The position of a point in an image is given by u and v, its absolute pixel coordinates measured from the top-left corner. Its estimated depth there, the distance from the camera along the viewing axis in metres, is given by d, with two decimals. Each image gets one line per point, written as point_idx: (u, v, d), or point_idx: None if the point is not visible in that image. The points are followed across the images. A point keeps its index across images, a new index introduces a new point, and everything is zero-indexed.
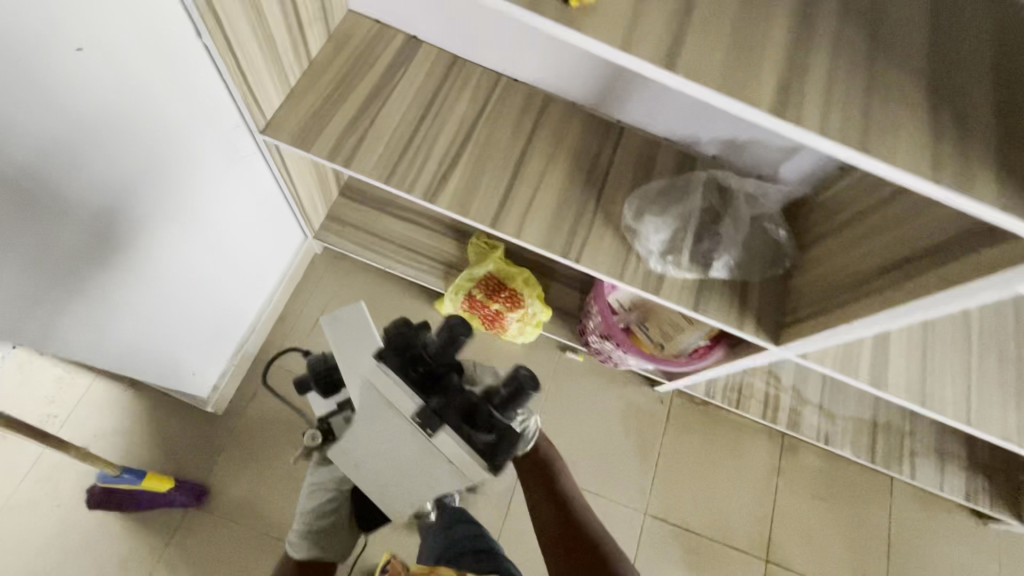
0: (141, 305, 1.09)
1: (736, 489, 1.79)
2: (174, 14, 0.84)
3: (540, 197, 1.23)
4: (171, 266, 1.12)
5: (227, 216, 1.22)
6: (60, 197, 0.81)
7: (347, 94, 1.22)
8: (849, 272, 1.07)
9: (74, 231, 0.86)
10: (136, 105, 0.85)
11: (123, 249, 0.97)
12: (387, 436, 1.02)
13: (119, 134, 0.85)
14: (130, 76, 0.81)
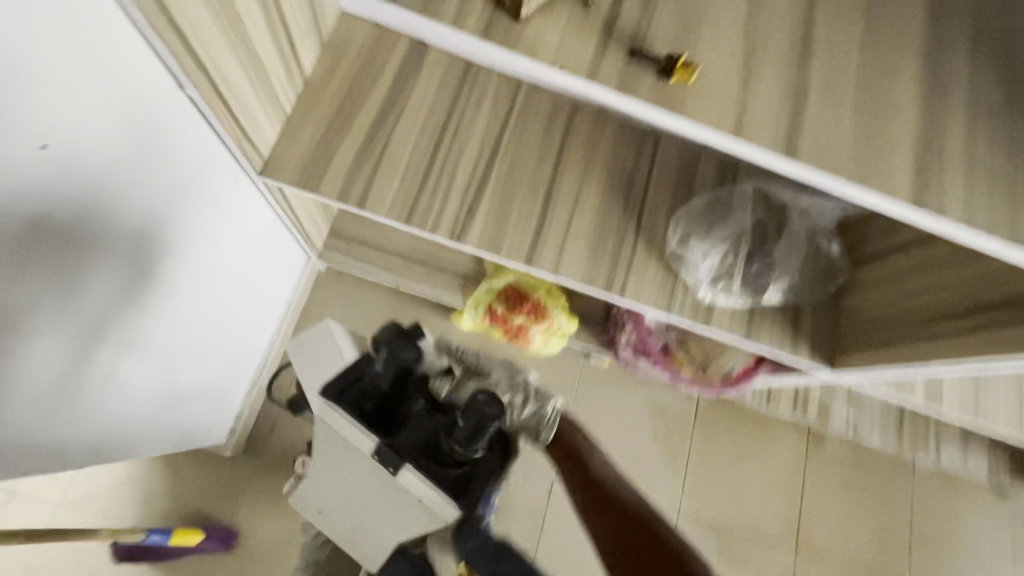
0: (151, 383, 0.98)
1: (764, 482, 1.80)
2: (148, 69, 0.68)
3: (576, 227, 1.11)
4: (183, 331, 1.01)
5: (233, 264, 1.09)
6: (49, 305, 0.69)
7: (351, 119, 1.06)
8: (915, 302, 1.01)
9: (74, 331, 0.75)
10: (117, 183, 0.71)
11: (122, 335, 0.85)
12: (352, 474, 0.88)
13: (105, 218, 0.72)
14: (106, 156, 0.66)
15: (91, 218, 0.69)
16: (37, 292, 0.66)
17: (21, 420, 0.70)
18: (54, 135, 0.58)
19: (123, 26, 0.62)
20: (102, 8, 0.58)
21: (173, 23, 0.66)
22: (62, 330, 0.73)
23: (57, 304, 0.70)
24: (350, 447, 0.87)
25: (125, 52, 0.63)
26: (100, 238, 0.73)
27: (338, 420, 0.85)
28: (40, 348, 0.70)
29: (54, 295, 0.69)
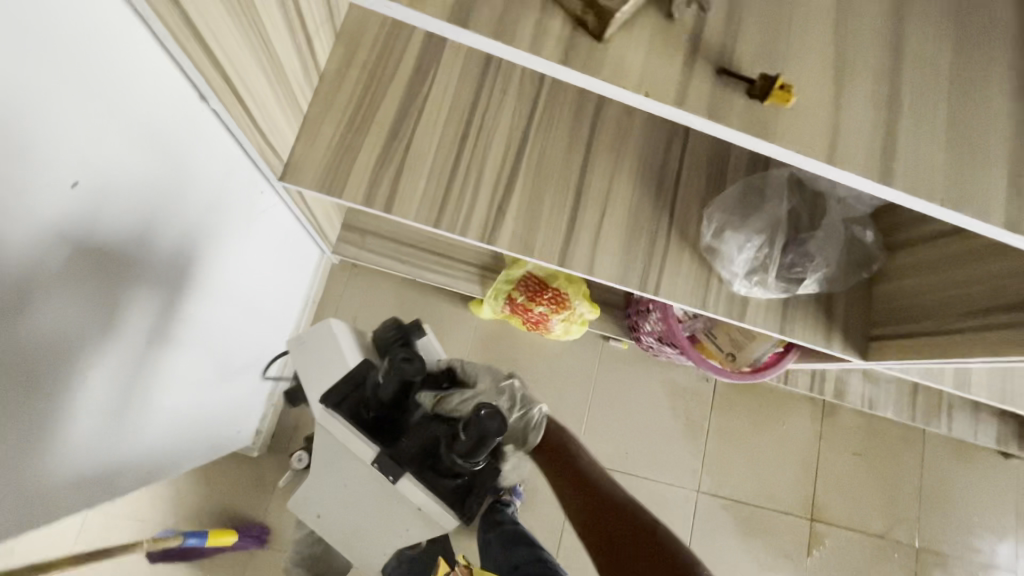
0: (189, 399, 0.98)
1: (782, 457, 1.83)
2: (174, 90, 0.63)
3: (608, 223, 1.07)
4: (213, 342, 1.00)
5: (256, 271, 1.07)
6: (92, 340, 0.67)
7: (371, 116, 1.00)
8: (953, 295, 0.99)
9: (118, 361, 0.74)
10: (147, 210, 0.68)
11: (160, 356, 0.84)
12: (343, 487, 0.78)
13: (137, 246, 0.70)
14: (135, 185, 0.63)
15: (124, 249, 0.67)
16: (79, 329, 0.64)
17: (74, 453, 0.71)
18: (84, 171, 0.55)
19: (149, 49, 0.57)
20: (128, 33, 0.54)
21: (199, 39, 0.61)
22: (106, 361, 0.72)
23: (99, 338, 0.69)
24: (352, 455, 0.76)
25: (151, 76, 0.59)
26: (135, 267, 0.71)
27: (337, 429, 0.75)
28: (86, 381, 0.69)
29: (96, 329, 0.67)
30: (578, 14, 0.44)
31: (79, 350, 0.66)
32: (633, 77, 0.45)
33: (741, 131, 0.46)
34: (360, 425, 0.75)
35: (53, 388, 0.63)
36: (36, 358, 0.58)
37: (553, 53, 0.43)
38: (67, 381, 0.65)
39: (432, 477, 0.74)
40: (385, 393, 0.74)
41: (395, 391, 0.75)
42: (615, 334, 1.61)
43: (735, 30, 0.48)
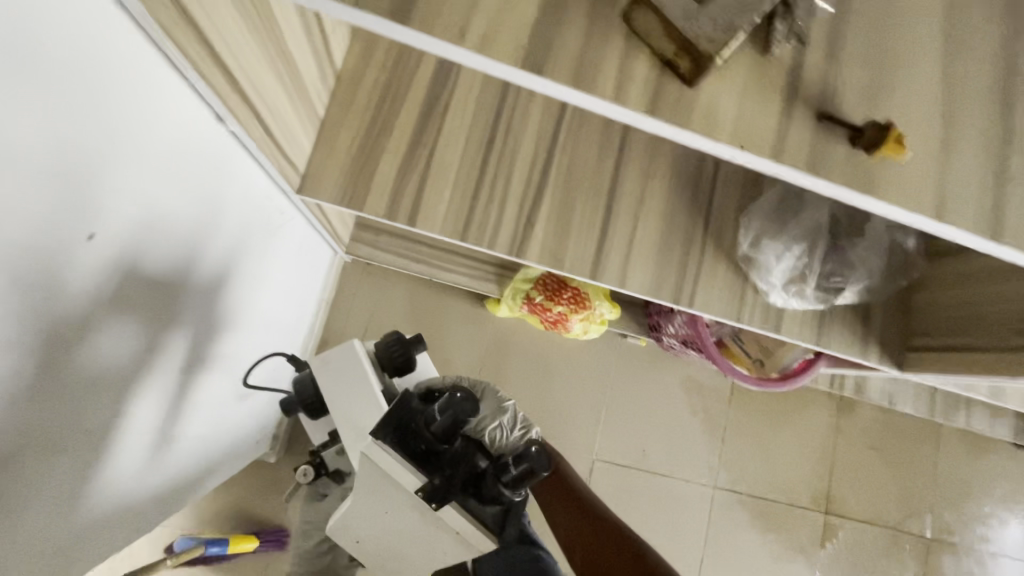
0: (210, 417, 0.96)
1: (798, 452, 1.82)
2: (196, 121, 0.60)
3: (642, 232, 1.01)
4: (240, 358, 1.00)
5: (277, 283, 1.05)
6: (126, 379, 0.68)
7: (392, 122, 0.94)
8: (994, 311, 0.95)
9: (154, 394, 0.75)
10: (172, 246, 0.67)
11: (178, 382, 0.81)
12: (383, 514, 0.71)
13: (167, 282, 0.69)
14: (157, 225, 0.62)
15: (154, 290, 0.67)
16: (113, 372, 0.64)
17: (120, 488, 0.72)
18: (103, 222, 0.53)
19: (166, 79, 0.53)
20: (141, 65, 0.49)
21: (216, 59, 0.56)
22: (143, 397, 0.72)
23: (133, 375, 0.69)
24: (395, 487, 0.70)
25: (170, 111, 0.55)
26: (164, 303, 0.71)
27: (384, 462, 0.68)
28: (128, 419, 0.70)
29: (129, 367, 0.68)
30: (669, 59, 0.39)
31: (114, 393, 0.66)
32: (727, 126, 0.39)
33: (842, 186, 0.41)
34: (408, 455, 0.67)
35: (94, 432, 0.63)
36: (71, 409, 0.58)
37: (638, 102, 0.38)
38: (106, 424, 0.66)
39: (476, 506, 0.67)
40: (437, 427, 0.67)
41: (447, 426, 0.67)
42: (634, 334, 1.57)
43: (836, 67, 0.42)
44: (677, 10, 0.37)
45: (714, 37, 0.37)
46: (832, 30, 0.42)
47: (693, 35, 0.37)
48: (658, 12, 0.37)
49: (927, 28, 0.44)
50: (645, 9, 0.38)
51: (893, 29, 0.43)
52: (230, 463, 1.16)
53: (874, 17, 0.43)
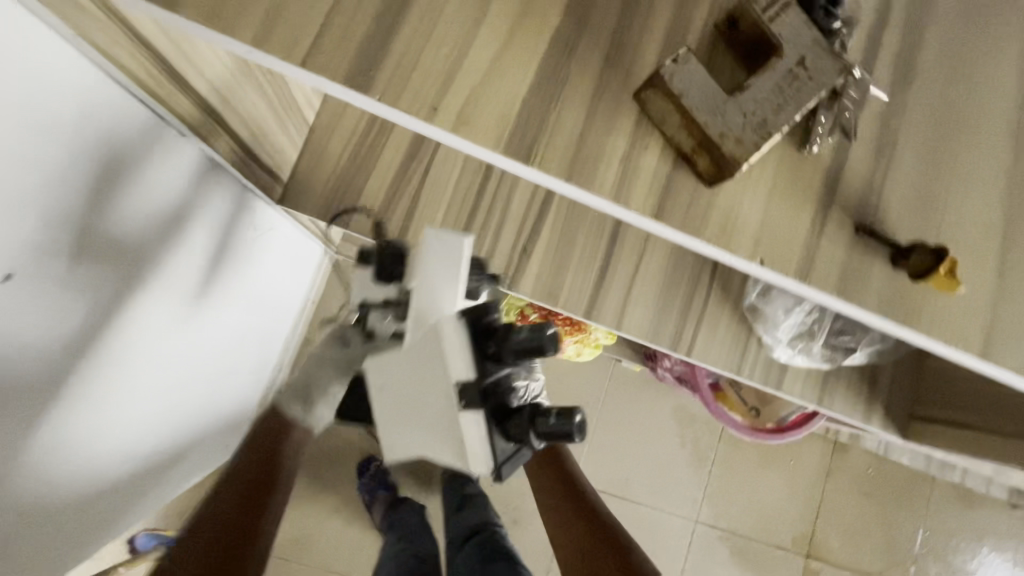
0: (192, 465, 0.81)
1: (784, 489, 1.47)
2: (154, 144, 0.50)
3: (644, 272, 0.94)
4: (232, 397, 0.86)
5: (271, 307, 0.92)
6: (101, 455, 0.55)
7: (387, 135, 0.88)
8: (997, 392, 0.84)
9: (134, 462, 0.62)
10: (144, 294, 0.54)
11: (166, 428, 0.67)
12: (419, 379, 0.46)
13: (146, 334, 0.56)
14: (115, 270, 0.49)
15: (126, 348, 0.54)
16: (81, 455, 0.51)
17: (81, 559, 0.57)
18: (22, 260, 0.39)
19: (117, 104, 0.44)
20: (84, 88, 0.41)
21: (183, 85, 0.49)
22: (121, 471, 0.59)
23: (109, 450, 0.56)
24: (443, 368, 0.44)
25: (120, 139, 0.45)
26: (145, 359, 0.57)
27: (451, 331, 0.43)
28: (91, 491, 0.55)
29: (104, 440, 0.54)
30: (686, 151, 0.31)
31: (82, 475, 0.53)
32: (747, 236, 0.33)
33: (875, 313, 0.35)
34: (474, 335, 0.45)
35: (57, 529, 0.50)
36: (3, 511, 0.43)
37: (643, 204, 0.31)
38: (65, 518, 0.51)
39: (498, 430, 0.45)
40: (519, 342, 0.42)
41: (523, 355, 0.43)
42: (629, 360, 1.41)
43: (885, 170, 0.35)
44: (699, 97, 0.29)
45: (744, 135, 0.29)
46: (884, 126, 0.35)
47: (716, 125, 0.29)
48: (676, 96, 0.29)
49: (996, 128, 0.37)
50: (658, 89, 0.30)
51: (955, 129, 0.36)
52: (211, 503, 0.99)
53: (934, 112, 0.36)
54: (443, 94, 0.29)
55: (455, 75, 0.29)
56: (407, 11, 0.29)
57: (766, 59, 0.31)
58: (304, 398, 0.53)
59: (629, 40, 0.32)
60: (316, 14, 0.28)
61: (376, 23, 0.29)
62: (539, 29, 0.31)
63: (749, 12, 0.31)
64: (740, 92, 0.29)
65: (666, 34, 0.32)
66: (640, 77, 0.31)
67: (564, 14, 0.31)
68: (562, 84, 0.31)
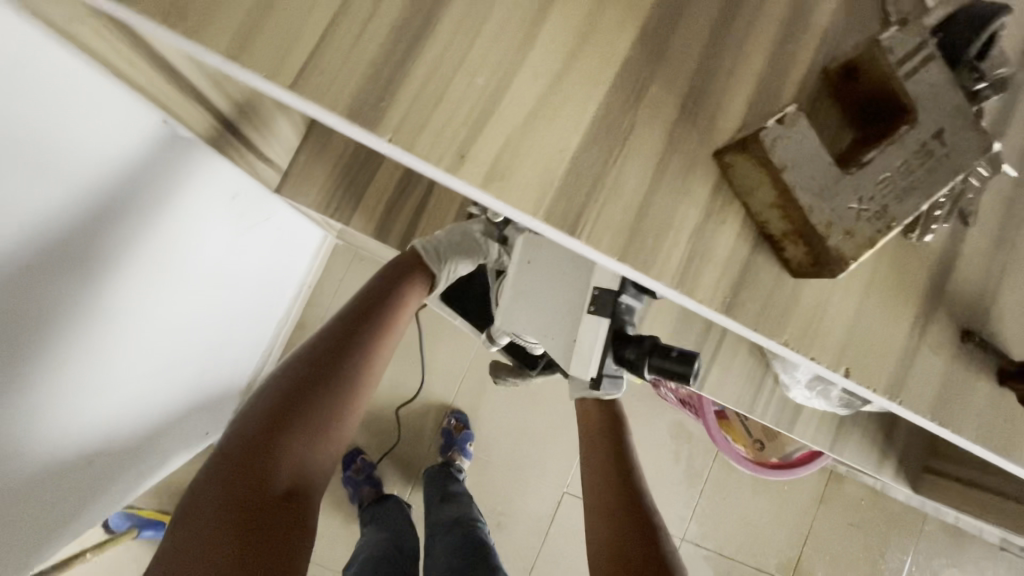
0: (148, 467, 0.69)
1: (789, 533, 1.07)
2: (121, 130, 0.42)
3: None
4: (212, 385, 0.78)
5: (260, 298, 0.81)
6: (68, 439, 0.48)
7: None
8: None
9: (104, 446, 0.55)
10: (118, 271, 0.47)
11: (116, 427, 0.56)
12: (558, 280, 0.46)
13: (123, 309, 0.50)
14: (79, 253, 0.42)
15: (97, 329, 0.47)
16: (42, 448, 0.44)
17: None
18: None
19: (78, 88, 0.37)
20: (45, 72, 0.34)
21: (175, 78, 0.41)
22: (92, 456, 0.53)
23: (78, 433, 0.49)
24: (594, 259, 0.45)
25: (79, 127, 0.38)
26: (119, 339, 0.51)
27: None
28: (34, 515, 0.46)
29: (72, 422, 0.48)
30: (773, 235, 0.24)
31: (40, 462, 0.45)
32: (833, 340, 0.26)
33: (973, 440, 0.28)
34: None
35: (9, 527, 0.43)
36: None
37: (711, 292, 0.25)
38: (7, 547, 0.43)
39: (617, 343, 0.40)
40: None
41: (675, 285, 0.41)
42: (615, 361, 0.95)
43: (1002, 265, 0.28)
44: (807, 173, 0.22)
45: (856, 228, 0.23)
46: (1008, 210, 0.29)
47: (818, 210, 0.22)
48: (775, 169, 0.22)
49: None
50: (752, 157, 0.23)
51: None
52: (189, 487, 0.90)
53: None
54: (474, 139, 0.22)
55: (491, 116, 0.22)
56: (436, 27, 0.22)
57: (889, 123, 0.24)
58: (440, 259, 0.51)
59: (713, 84, 0.25)
60: (314, 21, 0.21)
61: (394, 39, 0.22)
62: (603, 61, 0.24)
63: (879, 63, 0.23)
64: (856, 169, 0.23)
65: (758, 80, 0.25)
66: (723, 133, 0.25)
67: (636, 45, 0.24)
68: (626, 136, 0.24)
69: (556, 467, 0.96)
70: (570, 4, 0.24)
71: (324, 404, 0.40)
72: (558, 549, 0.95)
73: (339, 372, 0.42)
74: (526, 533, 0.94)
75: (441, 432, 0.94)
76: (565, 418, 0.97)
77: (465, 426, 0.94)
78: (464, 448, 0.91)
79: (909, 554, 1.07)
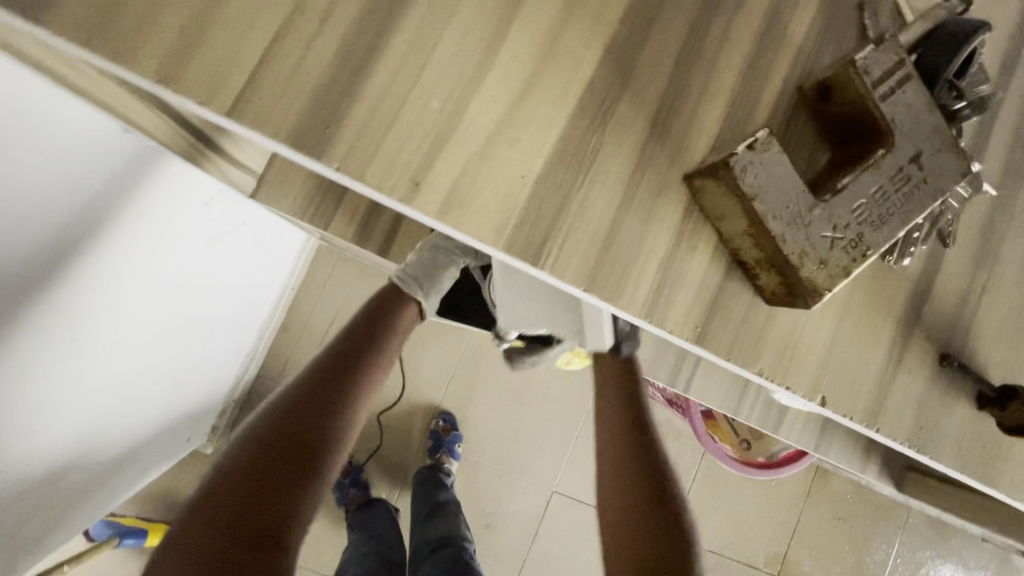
0: (123, 480, 0.67)
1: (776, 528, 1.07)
2: (78, 136, 0.39)
3: None
4: (190, 394, 0.75)
5: (240, 301, 0.78)
6: (34, 462, 0.45)
7: None
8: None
9: (76, 463, 0.53)
10: (87, 284, 0.45)
11: (87, 442, 0.53)
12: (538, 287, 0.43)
13: (90, 319, 0.47)
14: (39, 269, 0.40)
15: (65, 346, 0.45)
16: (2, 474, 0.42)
17: None
18: None
19: (34, 101, 0.35)
20: None
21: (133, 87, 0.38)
22: (61, 473, 0.50)
23: (47, 454, 0.47)
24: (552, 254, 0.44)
25: (35, 142, 0.36)
26: (90, 353, 0.48)
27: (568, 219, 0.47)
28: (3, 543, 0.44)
29: (38, 443, 0.45)
30: (746, 262, 0.23)
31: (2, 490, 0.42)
32: (809, 368, 0.25)
33: (953, 466, 0.28)
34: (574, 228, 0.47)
35: None
36: None
37: (682, 322, 0.24)
38: None
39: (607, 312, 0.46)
40: None
41: None
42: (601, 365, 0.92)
43: (981, 285, 0.28)
44: (778, 201, 0.21)
45: (829, 257, 0.22)
46: (987, 229, 0.28)
47: (790, 240, 0.21)
48: (746, 197, 0.21)
49: None
50: (721, 184, 0.22)
51: None
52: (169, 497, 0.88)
53: None
54: (428, 167, 0.21)
55: (446, 142, 0.21)
56: (387, 47, 0.21)
57: (865, 147, 0.23)
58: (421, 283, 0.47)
59: (682, 105, 0.24)
60: (252, 42, 0.20)
61: (340, 61, 0.20)
62: (568, 81, 0.23)
63: (853, 84, 0.22)
64: (830, 196, 0.22)
65: (730, 100, 0.24)
66: (692, 156, 0.24)
67: (602, 64, 0.23)
68: (591, 160, 0.23)
69: (544, 469, 0.95)
70: (532, 20, 0.22)
71: (325, 425, 0.38)
72: (545, 551, 0.94)
73: (337, 391, 0.40)
74: (514, 536, 0.93)
75: (429, 434, 0.92)
76: (552, 420, 0.96)
77: (453, 427, 0.92)
78: (451, 450, 0.89)
79: (894, 545, 1.07)
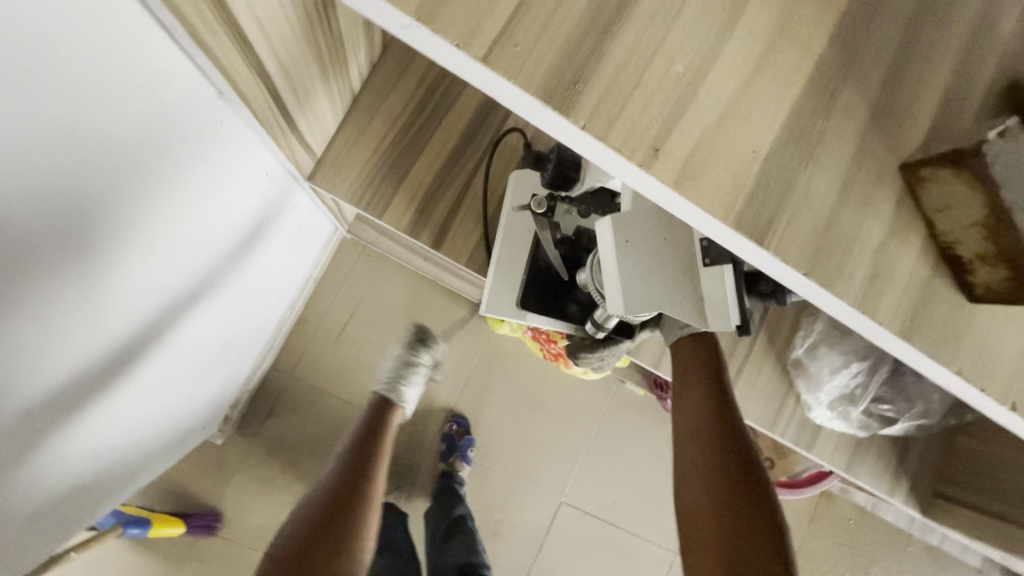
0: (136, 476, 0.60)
1: None
2: (180, 101, 0.34)
3: None
4: (211, 387, 0.69)
5: (270, 289, 0.72)
6: (54, 467, 0.40)
7: None
8: None
9: (90, 470, 0.46)
10: (148, 271, 0.40)
11: (115, 436, 0.48)
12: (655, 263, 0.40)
13: (143, 309, 0.42)
14: (108, 244, 0.34)
15: (115, 338, 0.40)
16: (41, 465, 0.38)
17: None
18: None
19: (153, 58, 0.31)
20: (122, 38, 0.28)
21: (251, 55, 0.36)
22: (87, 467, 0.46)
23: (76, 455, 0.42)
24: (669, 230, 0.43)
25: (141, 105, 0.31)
26: (127, 350, 0.43)
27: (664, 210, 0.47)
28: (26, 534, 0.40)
29: (62, 452, 0.40)
30: (961, 258, 0.23)
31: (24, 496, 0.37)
32: (986, 371, 0.24)
33: None
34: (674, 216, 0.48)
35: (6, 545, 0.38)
36: None
37: (891, 315, 0.23)
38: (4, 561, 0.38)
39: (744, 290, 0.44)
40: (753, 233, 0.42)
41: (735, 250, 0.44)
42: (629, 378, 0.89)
43: None
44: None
45: None
46: None
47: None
48: (992, 185, 0.21)
49: None
50: (966, 173, 0.21)
51: None
52: (177, 485, 0.83)
53: None
54: (668, 132, 0.20)
55: (687, 107, 0.20)
56: (631, 11, 0.20)
57: None
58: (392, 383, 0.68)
59: (897, 94, 0.23)
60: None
61: (588, 23, 0.20)
62: (795, 62, 0.22)
63: None
64: None
65: (942, 95, 0.23)
66: (909, 146, 0.23)
67: (830, 44, 0.22)
68: (816, 142, 0.22)
69: (556, 477, 0.93)
70: None
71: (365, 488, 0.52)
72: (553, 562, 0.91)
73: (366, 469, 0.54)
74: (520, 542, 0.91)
75: (443, 437, 0.90)
76: (568, 428, 0.94)
77: (467, 431, 0.90)
78: (465, 454, 0.87)
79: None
